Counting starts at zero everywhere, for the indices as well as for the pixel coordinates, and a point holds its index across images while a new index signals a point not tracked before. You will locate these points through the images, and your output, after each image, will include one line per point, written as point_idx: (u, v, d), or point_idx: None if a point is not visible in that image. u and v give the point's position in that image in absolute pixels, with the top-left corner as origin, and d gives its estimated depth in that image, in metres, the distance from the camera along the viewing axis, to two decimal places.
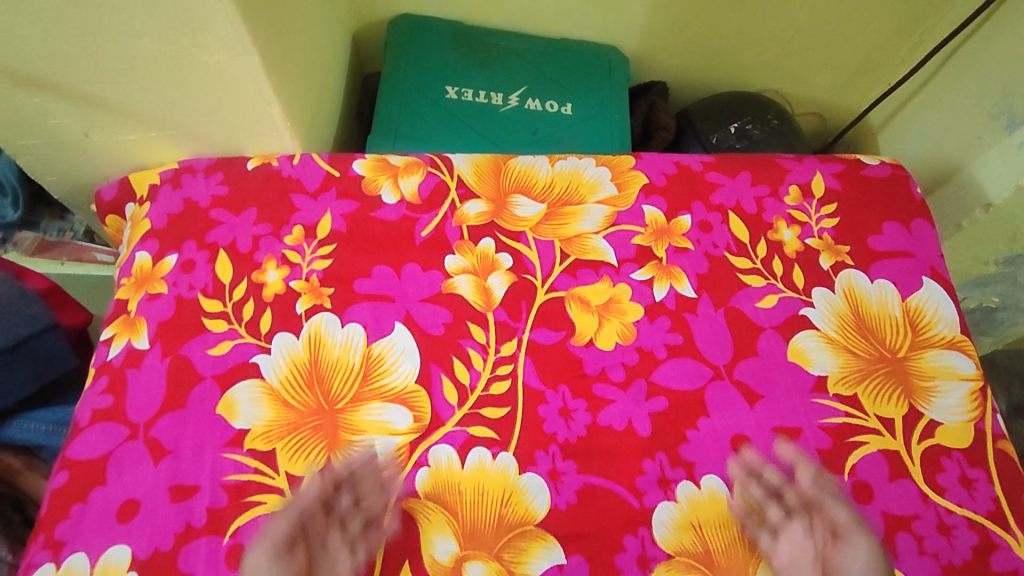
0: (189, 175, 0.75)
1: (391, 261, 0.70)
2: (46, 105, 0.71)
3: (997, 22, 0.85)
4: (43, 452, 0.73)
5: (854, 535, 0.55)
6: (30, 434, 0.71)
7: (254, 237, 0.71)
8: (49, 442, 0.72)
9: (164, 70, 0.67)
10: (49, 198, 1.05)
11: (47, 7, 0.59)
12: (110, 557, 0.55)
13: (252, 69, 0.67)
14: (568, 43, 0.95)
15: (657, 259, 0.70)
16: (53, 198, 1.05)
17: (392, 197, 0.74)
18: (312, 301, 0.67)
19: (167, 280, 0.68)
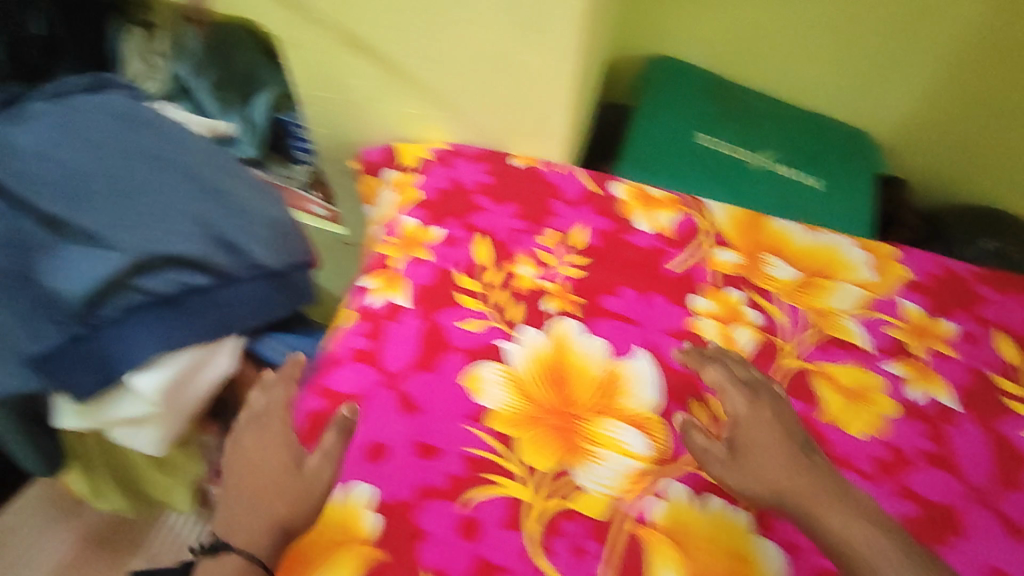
0: (460, 159, 0.79)
1: (639, 287, 0.70)
2: (357, 67, 0.77)
3: None
4: (274, 376, 0.76)
5: (727, 395, 0.63)
6: (273, 353, 0.74)
7: (512, 230, 0.73)
8: (284, 366, 0.75)
9: (479, 60, 0.70)
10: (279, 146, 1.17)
11: None
12: (354, 491, 0.58)
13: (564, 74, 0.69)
14: (822, 120, 0.95)
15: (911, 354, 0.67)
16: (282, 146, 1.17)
17: (646, 226, 0.74)
18: (560, 305, 0.69)
19: (432, 249, 0.72)
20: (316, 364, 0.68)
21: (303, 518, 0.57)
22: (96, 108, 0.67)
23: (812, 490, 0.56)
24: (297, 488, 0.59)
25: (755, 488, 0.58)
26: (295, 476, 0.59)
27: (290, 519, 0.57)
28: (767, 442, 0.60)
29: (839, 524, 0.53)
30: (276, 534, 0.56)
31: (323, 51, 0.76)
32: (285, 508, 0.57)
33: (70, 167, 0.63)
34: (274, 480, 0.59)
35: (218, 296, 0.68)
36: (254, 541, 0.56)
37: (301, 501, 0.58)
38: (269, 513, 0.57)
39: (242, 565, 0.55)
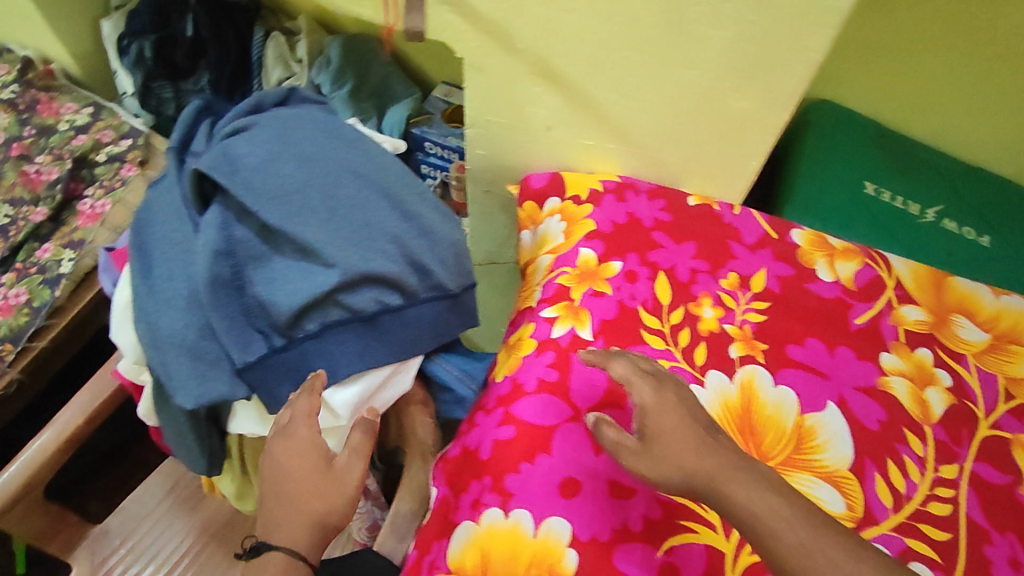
0: (633, 193, 0.78)
1: (823, 337, 0.70)
2: (539, 96, 0.77)
3: None
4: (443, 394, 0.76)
5: (637, 384, 0.55)
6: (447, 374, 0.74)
7: (693, 270, 0.73)
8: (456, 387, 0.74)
9: (680, 100, 0.69)
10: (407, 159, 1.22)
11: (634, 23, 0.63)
12: (552, 525, 0.58)
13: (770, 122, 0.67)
14: (990, 174, 0.90)
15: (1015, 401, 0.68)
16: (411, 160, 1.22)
17: (827, 275, 0.74)
18: (745, 350, 0.69)
19: (612, 282, 0.72)
20: (497, 390, 0.68)
21: (338, 513, 0.61)
22: (307, 123, 0.67)
23: (725, 471, 0.49)
24: (494, 516, 0.59)
25: (673, 478, 0.50)
26: (326, 475, 0.61)
27: (325, 514, 0.60)
28: (676, 432, 0.51)
29: (750, 502, 0.48)
30: (313, 529, 0.60)
31: (509, 78, 0.76)
32: (319, 504, 0.60)
33: (287, 179, 0.62)
34: (314, 482, 0.61)
35: (404, 317, 0.67)
36: (295, 537, 0.59)
37: (337, 497, 0.61)
38: (303, 509, 0.60)
39: (286, 560, 0.58)
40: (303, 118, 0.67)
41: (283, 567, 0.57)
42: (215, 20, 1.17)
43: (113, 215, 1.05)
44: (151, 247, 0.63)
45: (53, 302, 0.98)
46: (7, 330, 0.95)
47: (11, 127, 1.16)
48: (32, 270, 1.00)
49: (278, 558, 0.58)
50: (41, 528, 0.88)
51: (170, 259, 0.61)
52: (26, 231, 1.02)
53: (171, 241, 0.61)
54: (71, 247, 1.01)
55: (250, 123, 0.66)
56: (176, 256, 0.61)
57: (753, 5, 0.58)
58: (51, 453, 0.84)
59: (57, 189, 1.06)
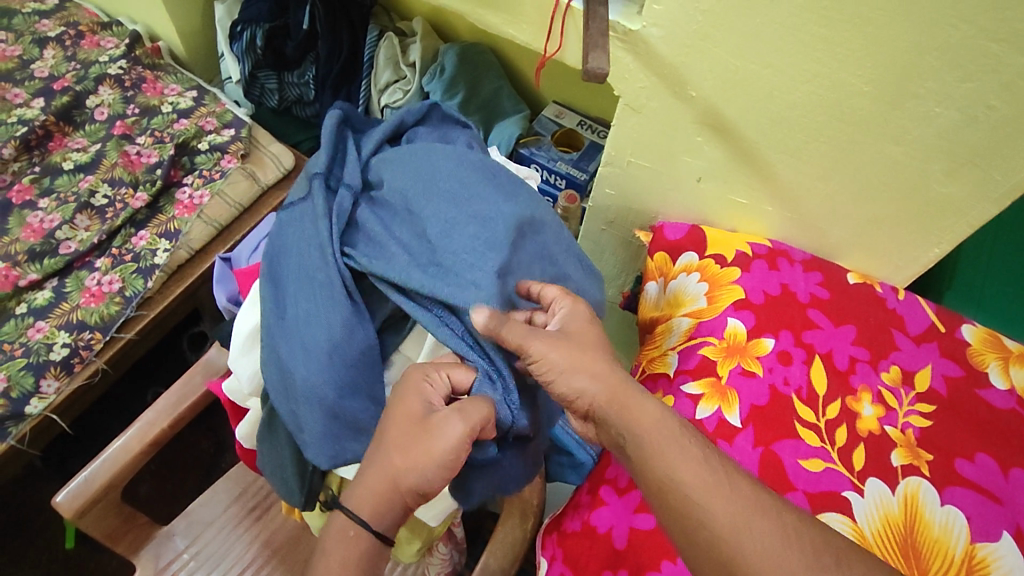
0: (787, 262, 0.73)
1: (999, 456, 0.62)
2: (699, 146, 0.73)
3: None
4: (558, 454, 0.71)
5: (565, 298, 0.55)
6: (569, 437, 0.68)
7: (852, 358, 0.67)
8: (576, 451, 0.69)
9: (868, 174, 0.65)
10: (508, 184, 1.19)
11: (849, 97, 0.60)
12: None
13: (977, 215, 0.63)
14: None
15: None
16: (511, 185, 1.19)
17: (1001, 381, 0.66)
18: (908, 459, 0.62)
19: (764, 362, 0.66)
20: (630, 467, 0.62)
21: (424, 480, 0.49)
22: (457, 158, 0.60)
23: (627, 384, 0.50)
24: None
25: (580, 379, 0.49)
26: (422, 429, 0.49)
27: (403, 472, 0.49)
28: (584, 343, 0.52)
29: (647, 414, 0.49)
30: (385, 487, 0.49)
31: (669, 124, 0.73)
32: (397, 460, 0.49)
33: (440, 222, 0.56)
34: (407, 438, 0.49)
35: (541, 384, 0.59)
36: (362, 497, 0.49)
37: (432, 465, 0.48)
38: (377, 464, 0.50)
39: (350, 523, 0.50)
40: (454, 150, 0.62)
41: (346, 527, 0.50)
42: (331, 14, 1.13)
43: (210, 207, 1.02)
44: (286, 278, 0.59)
45: (144, 293, 0.95)
46: (97, 318, 0.93)
47: (115, 104, 1.11)
48: (127, 257, 0.97)
49: (345, 516, 0.50)
50: (113, 528, 0.86)
51: (309, 294, 0.56)
52: (124, 216, 0.99)
53: (312, 278, 0.57)
54: (169, 238, 0.98)
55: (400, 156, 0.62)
56: (319, 302, 0.56)
57: (998, 89, 0.54)
58: (133, 455, 0.80)
59: (157, 174, 1.02)
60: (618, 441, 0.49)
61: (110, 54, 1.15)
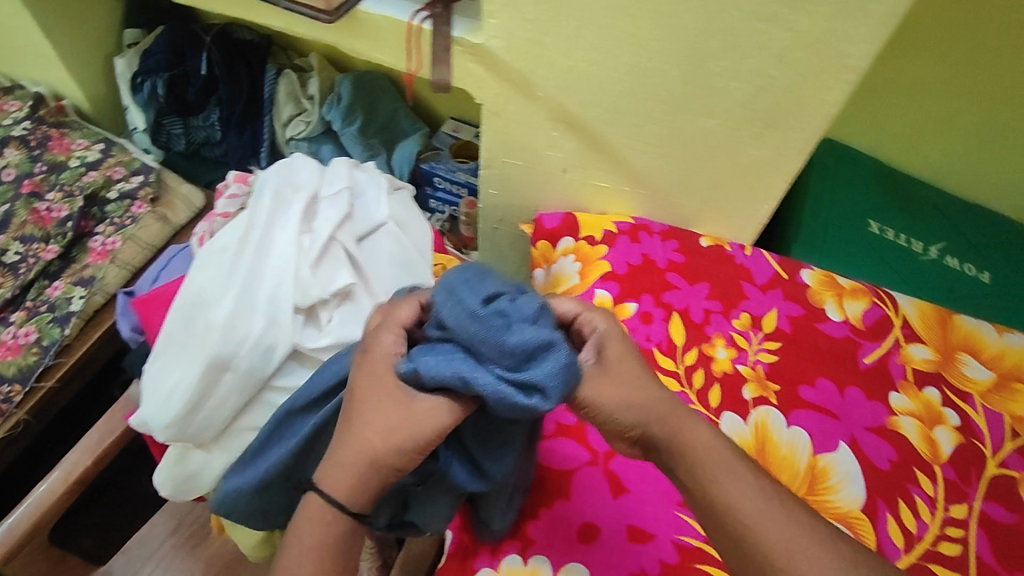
0: (647, 234, 0.81)
1: (835, 378, 0.71)
2: (558, 140, 0.81)
3: None
4: None
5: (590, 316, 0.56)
6: None
7: (706, 311, 0.75)
8: None
9: (694, 145, 0.73)
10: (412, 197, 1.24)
11: (660, 78, 0.69)
12: (572, 571, 0.58)
13: (787, 169, 0.71)
14: (991, 212, 0.93)
15: (1021, 439, 0.68)
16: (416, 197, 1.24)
17: (836, 314, 0.75)
18: (758, 391, 0.70)
19: (627, 324, 0.73)
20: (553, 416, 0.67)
21: (392, 459, 0.49)
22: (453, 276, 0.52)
23: (674, 414, 0.53)
24: (512, 563, 0.59)
25: (632, 415, 0.52)
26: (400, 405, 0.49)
27: (378, 455, 0.49)
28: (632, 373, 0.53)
29: (704, 439, 0.52)
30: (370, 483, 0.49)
31: (527, 124, 0.81)
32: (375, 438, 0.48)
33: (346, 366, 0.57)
34: (385, 414, 0.49)
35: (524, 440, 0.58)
36: (335, 484, 0.49)
37: (411, 448, 0.49)
38: (360, 448, 0.49)
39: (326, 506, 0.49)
40: (517, 334, 0.46)
41: (321, 514, 0.49)
42: (229, 58, 1.21)
43: (123, 251, 1.06)
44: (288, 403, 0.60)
45: (61, 340, 0.98)
46: (15, 371, 0.96)
47: (21, 163, 1.14)
48: (42, 308, 1.01)
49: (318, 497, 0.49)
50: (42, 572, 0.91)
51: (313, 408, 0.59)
52: (36, 269, 1.02)
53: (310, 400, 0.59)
54: (83, 285, 1.01)
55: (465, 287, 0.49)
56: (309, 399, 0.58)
57: (773, 61, 0.63)
58: (58, 496, 0.82)
59: (68, 227, 1.05)
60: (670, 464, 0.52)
61: (13, 116, 1.18)
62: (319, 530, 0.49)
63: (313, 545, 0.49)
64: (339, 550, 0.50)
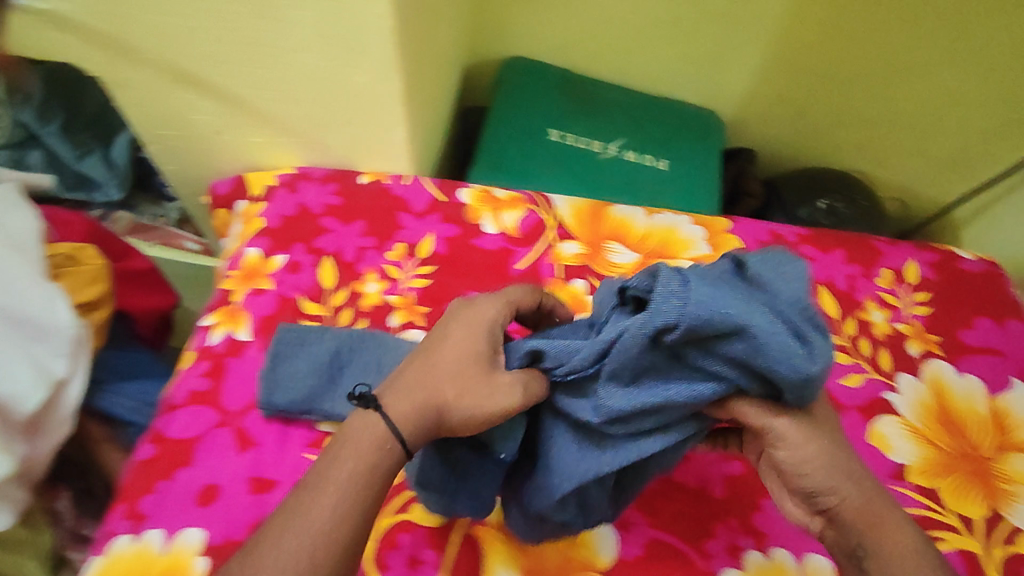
0: (305, 182, 0.78)
1: (485, 289, 0.72)
2: (194, 101, 0.73)
3: None
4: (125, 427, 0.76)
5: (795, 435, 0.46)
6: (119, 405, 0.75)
7: (358, 249, 0.74)
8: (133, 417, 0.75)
9: (306, 81, 0.67)
10: (150, 185, 1.10)
11: (224, 16, 0.61)
12: (185, 538, 0.58)
13: (394, 93, 0.67)
14: (670, 103, 0.97)
15: None
16: (154, 185, 1.09)
17: (492, 227, 0.76)
18: (406, 317, 0.70)
19: (273, 277, 0.72)
20: (185, 385, 0.67)
21: (460, 415, 0.47)
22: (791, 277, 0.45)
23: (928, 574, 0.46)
24: (120, 545, 0.58)
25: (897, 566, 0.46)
26: (481, 373, 0.48)
27: (449, 404, 0.47)
28: (835, 444, 0.48)
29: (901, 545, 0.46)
30: (425, 412, 0.46)
31: (149, 90, 0.72)
32: (450, 388, 0.47)
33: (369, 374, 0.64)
34: (462, 368, 0.48)
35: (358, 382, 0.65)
36: (408, 404, 0.46)
37: (472, 413, 0.47)
38: (433, 385, 0.47)
39: (384, 436, 0.45)
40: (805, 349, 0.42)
41: (373, 445, 0.45)
42: None
43: None
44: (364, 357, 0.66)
45: None
46: None
47: None
48: None
49: (377, 423, 0.45)
50: None
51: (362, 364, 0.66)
52: None
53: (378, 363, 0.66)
54: None
55: (780, 266, 0.46)
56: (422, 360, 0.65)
57: None
58: None
59: None
60: (850, 548, 0.48)
61: None
62: (367, 444, 0.45)
63: (351, 474, 0.44)
64: (374, 487, 0.44)
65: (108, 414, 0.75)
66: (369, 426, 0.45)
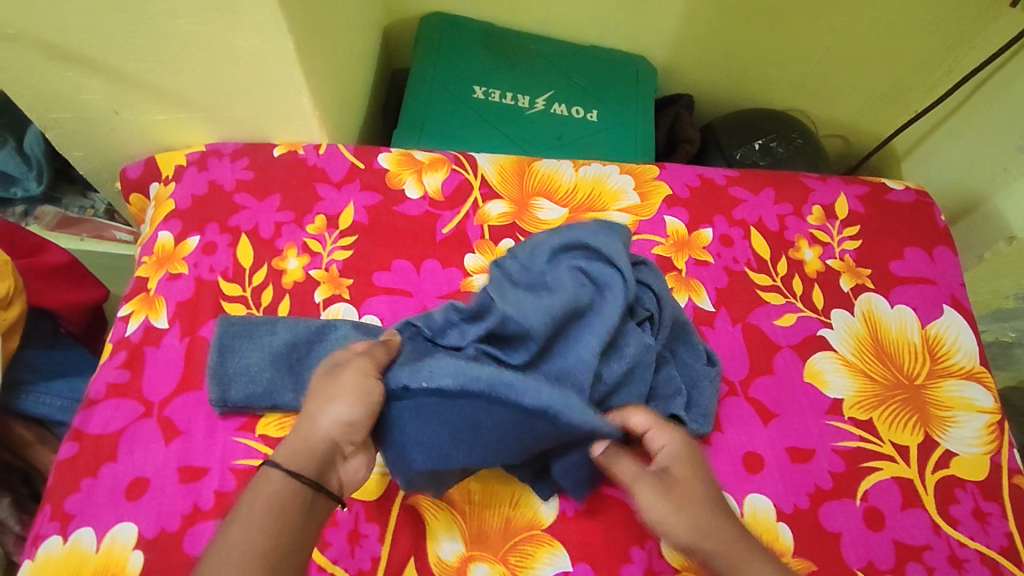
0: (215, 158, 0.74)
1: (411, 256, 0.70)
2: (80, 81, 0.69)
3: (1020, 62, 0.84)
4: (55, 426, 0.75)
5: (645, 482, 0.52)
6: (45, 408, 0.73)
7: (276, 224, 0.71)
8: (62, 417, 0.74)
9: (191, 51, 0.64)
10: (74, 175, 1.00)
11: None
12: (116, 535, 0.55)
13: (288, 56, 0.64)
14: (598, 51, 0.94)
15: None
16: (78, 174, 1.00)
17: (415, 192, 0.74)
18: (330, 291, 0.68)
19: (188, 261, 0.68)
20: (104, 378, 0.63)
21: (341, 411, 0.47)
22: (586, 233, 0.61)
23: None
24: (51, 546, 0.55)
25: None
26: (334, 379, 0.49)
27: (322, 418, 0.47)
28: (687, 500, 0.50)
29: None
30: (314, 437, 0.46)
31: (32, 70, 0.68)
32: (316, 404, 0.48)
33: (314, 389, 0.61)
34: (319, 387, 0.49)
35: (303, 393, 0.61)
36: (285, 447, 0.46)
37: (350, 404, 0.48)
38: (304, 414, 0.48)
39: (281, 476, 0.44)
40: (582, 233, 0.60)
41: (269, 486, 0.44)
42: None
43: None
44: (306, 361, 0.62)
45: None
46: None
47: None
48: None
49: (272, 474, 0.44)
50: None
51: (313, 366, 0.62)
52: None
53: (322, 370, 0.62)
54: None
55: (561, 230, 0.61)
56: None
57: None
58: None
59: None
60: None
61: None
62: (264, 486, 0.44)
63: (261, 522, 0.42)
64: (291, 518, 0.43)
65: (36, 416, 0.73)
66: (258, 481, 0.45)
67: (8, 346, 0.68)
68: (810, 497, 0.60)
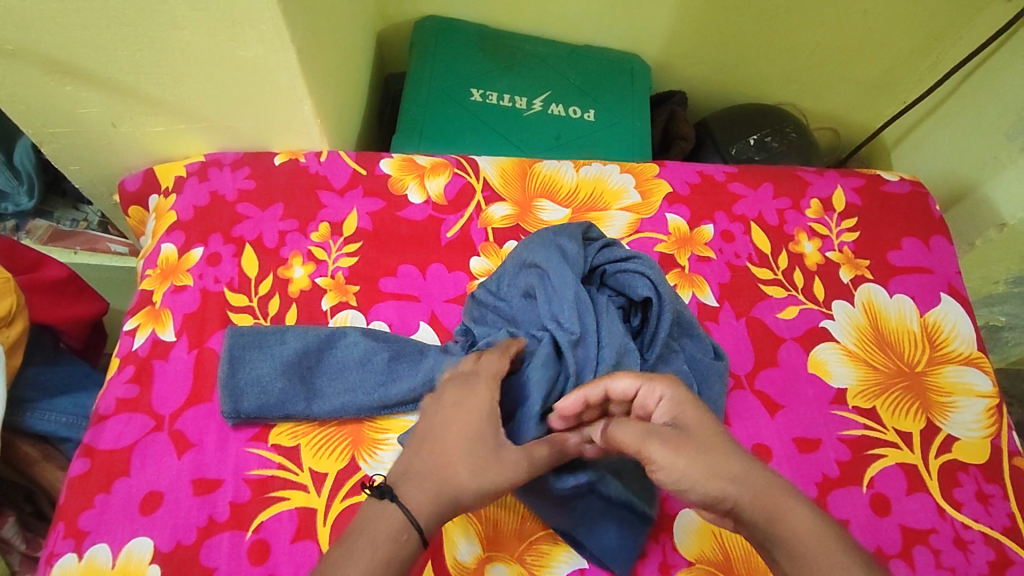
0: (216, 168, 0.74)
1: (417, 261, 0.70)
2: (77, 94, 0.68)
3: (1006, 52, 0.86)
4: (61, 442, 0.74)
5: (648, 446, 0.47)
6: (50, 424, 0.71)
7: (280, 233, 0.71)
8: (68, 433, 0.73)
9: (191, 62, 0.63)
10: (66, 187, 0.98)
11: None
12: (132, 549, 0.55)
13: (290, 64, 0.64)
14: (593, 50, 0.95)
15: None
16: (70, 187, 0.98)
17: (417, 197, 0.74)
18: (337, 298, 0.68)
19: (193, 272, 0.68)
20: (113, 393, 0.62)
21: (480, 498, 0.48)
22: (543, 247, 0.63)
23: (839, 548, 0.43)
24: (65, 564, 0.54)
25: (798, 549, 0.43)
26: (490, 456, 0.48)
27: (464, 489, 0.47)
28: (702, 451, 0.46)
29: (797, 524, 0.44)
30: (447, 498, 0.47)
31: (29, 84, 0.67)
32: (464, 474, 0.47)
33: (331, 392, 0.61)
34: (471, 451, 0.48)
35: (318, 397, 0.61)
36: (420, 499, 0.46)
37: (495, 483, 0.48)
38: (448, 474, 0.47)
39: (403, 525, 0.45)
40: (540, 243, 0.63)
41: (391, 534, 0.45)
42: None
43: None
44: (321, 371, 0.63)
45: None
46: None
47: None
48: None
49: (394, 513, 0.46)
50: None
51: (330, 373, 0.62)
52: None
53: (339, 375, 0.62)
54: None
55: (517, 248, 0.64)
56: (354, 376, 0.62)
57: None
58: None
59: None
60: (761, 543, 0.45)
61: None
62: (386, 527, 0.45)
63: (370, 567, 0.43)
64: (396, 567, 0.44)
65: (41, 433, 0.72)
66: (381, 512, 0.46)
67: (10, 364, 0.67)
68: (819, 486, 0.61)
